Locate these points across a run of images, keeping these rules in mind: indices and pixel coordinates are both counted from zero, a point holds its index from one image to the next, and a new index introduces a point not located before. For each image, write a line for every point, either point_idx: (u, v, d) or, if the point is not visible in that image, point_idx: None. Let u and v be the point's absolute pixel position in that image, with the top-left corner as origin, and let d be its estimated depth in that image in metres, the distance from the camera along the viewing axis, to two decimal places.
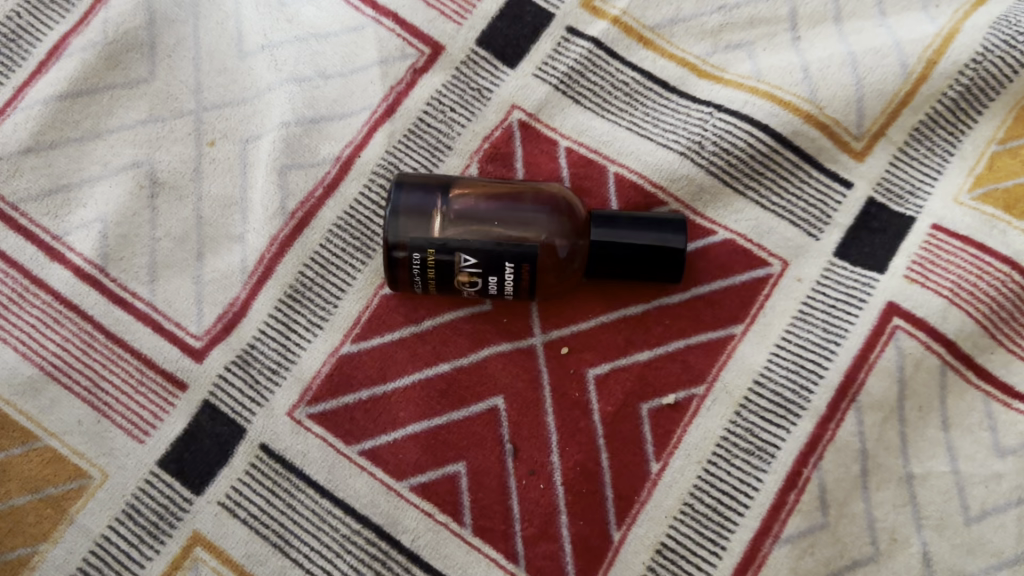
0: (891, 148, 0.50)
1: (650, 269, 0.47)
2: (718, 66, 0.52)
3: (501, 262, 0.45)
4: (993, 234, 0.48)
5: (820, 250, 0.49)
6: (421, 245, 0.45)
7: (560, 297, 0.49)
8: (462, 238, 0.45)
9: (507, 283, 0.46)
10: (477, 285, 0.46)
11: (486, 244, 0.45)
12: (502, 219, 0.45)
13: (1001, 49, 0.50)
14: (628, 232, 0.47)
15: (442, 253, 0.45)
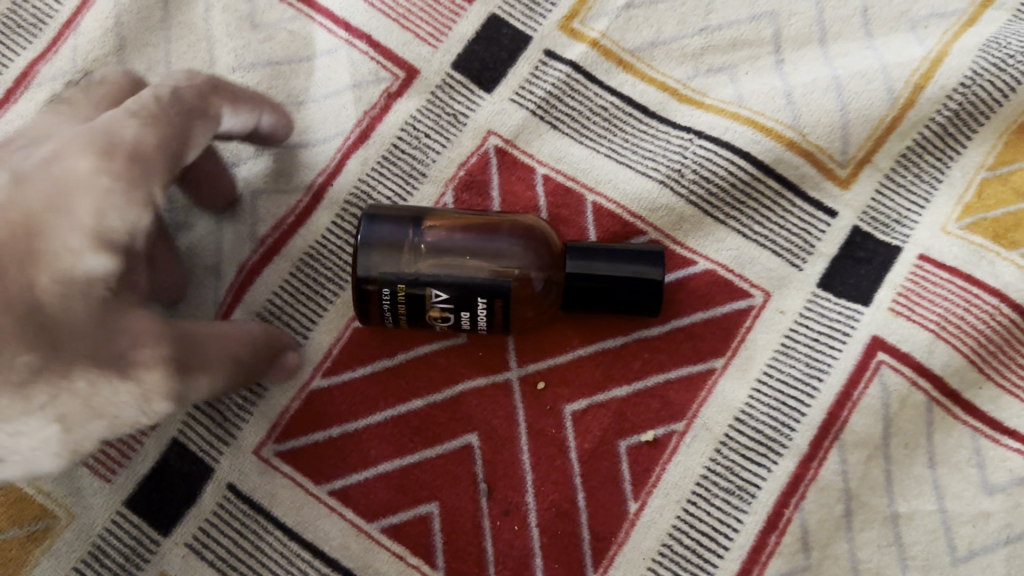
0: (877, 174, 0.49)
1: (628, 302, 0.46)
2: (699, 91, 0.50)
3: (473, 299, 0.44)
4: (981, 265, 0.47)
5: (803, 281, 0.48)
6: (390, 281, 0.44)
7: (536, 330, 0.47)
8: (434, 272, 0.44)
9: (479, 319, 0.45)
10: (449, 320, 0.45)
11: (457, 282, 0.43)
12: (475, 251, 0.44)
13: (990, 73, 0.49)
14: (605, 265, 0.45)
15: (413, 289, 0.44)
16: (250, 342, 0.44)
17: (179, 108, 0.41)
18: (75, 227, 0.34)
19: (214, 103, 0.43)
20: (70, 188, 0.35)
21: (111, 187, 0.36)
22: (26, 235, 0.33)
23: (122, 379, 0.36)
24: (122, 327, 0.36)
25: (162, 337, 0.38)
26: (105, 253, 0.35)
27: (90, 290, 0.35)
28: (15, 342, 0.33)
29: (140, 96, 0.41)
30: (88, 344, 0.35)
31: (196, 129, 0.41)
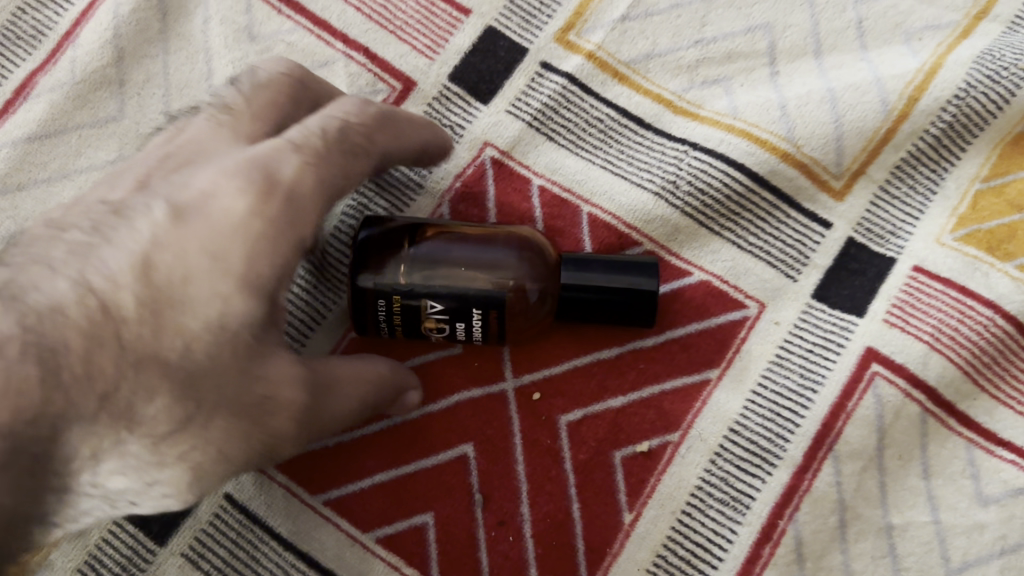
0: (872, 186, 0.49)
1: (621, 314, 0.46)
2: (694, 103, 0.51)
3: (468, 309, 0.44)
4: (975, 276, 0.47)
5: (797, 292, 0.48)
6: (385, 292, 0.44)
7: (533, 341, 0.47)
8: (428, 285, 0.44)
9: (475, 329, 0.45)
10: (444, 331, 0.45)
11: (452, 293, 0.44)
12: (469, 264, 0.44)
13: (984, 85, 0.49)
14: (599, 276, 0.45)
15: (408, 299, 0.44)
16: (386, 377, 0.44)
17: (337, 147, 0.41)
18: (223, 275, 0.37)
19: (376, 141, 0.44)
20: (227, 234, 0.37)
21: (260, 234, 0.38)
22: (183, 288, 0.36)
23: (252, 424, 0.37)
24: (259, 373, 0.37)
25: (292, 383, 0.38)
26: (247, 300, 0.37)
27: (229, 337, 0.36)
28: (164, 390, 0.35)
29: (308, 125, 0.42)
30: (228, 389, 0.36)
31: (358, 167, 0.42)
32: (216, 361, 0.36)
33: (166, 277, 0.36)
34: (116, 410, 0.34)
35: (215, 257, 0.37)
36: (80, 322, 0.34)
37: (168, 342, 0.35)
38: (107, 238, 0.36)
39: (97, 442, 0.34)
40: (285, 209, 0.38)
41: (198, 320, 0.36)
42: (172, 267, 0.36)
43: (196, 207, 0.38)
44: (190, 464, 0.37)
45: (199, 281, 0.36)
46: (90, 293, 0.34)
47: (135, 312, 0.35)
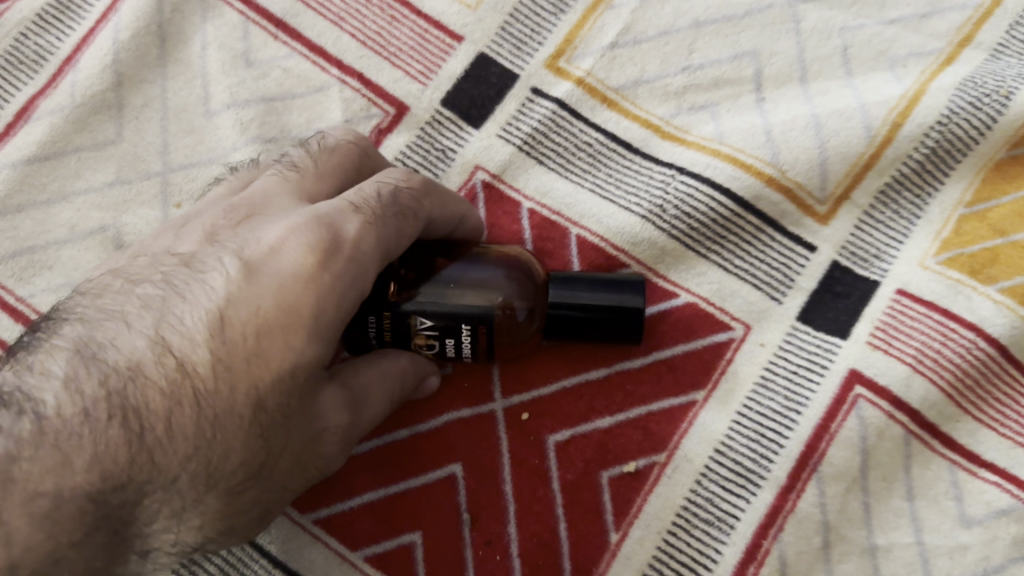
0: (856, 211, 0.50)
1: (608, 331, 0.46)
2: (681, 128, 0.52)
3: (458, 321, 0.42)
4: (958, 299, 0.48)
5: (783, 314, 0.48)
6: (376, 307, 0.42)
7: (517, 358, 0.47)
8: (419, 300, 0.42)
9: (465, 343, 0.43)
10: (434, 347, 0.44)
11: (443, 306, 0.42)
12: (461, 279, 0.43)
13: (966, 111, 0.50)
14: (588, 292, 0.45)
15: (398, 313, 0.42)
16: (414, 377, 0.45)
17: (397, 209, 0.41)
18: (295, 333, 0.37)
19: (425, 205, 0.43)
20: (293, 298, 0.37)
21: (321, 298, 0.38)
22: (255, 354, 0.37)
23: (308, 455, 0.40)
24: (313, 416, 0.39)
25: (339, 411, 0.40)
26: (318, 359, 0.38)
27: (296, 393, 0.38)
28: (238, 451, 0.37)
29: (365, 187, 0.42)
30: (292, 435, 0.38)
31: (408, 231, 0.41)
32: (284, 413, 0.37)
33: (240, 339, 0.37)
34: (197, 465, 0.36)
35: (285, 317, 0.37)
36: (161, 383, 0.36)
37: (244, 399, 0.37)
38: (180, 295, 0.38)
39: (177, 501, 0.37)
40: (349, 270, 0.38)
41: (269, 381, 0.37)
42: (240, 329, 0.37)
43: (266, 264, 0.38)
44: (259, 504, 0.40)
45: (271, 338, 0.37)
46: (167, 353, 0.37)
47: (209, 370, 0.36)
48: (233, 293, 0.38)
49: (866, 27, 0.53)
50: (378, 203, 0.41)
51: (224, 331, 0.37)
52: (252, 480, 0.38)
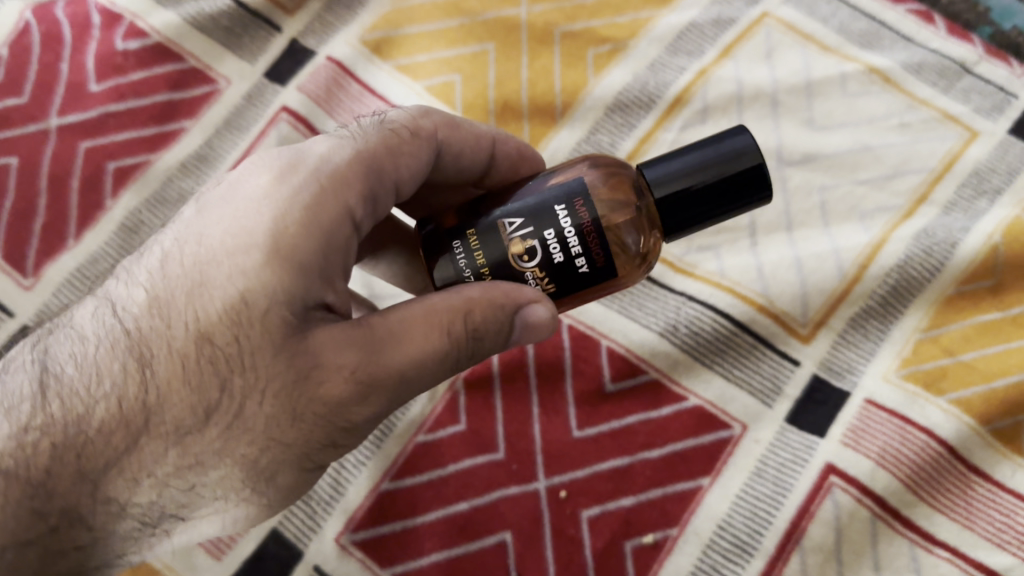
0: (832, 334, 0.62)
1: (727, 192, 0.44)
2: (690, 264, 0.65)
3: (552, 209, 0.42)
4: (915, 407, 0.59)
5: (773, 417, 0.60)
6: (454, 232, 0.44)
7: (637, 259, 0.44)
8: (502, 213, 0.43)
9: (569, 233, 0.42)
10: (536, 255, 0.42)
11: (531, 204, 0.43)
12: (537, 185, 0.44)
13: (921, 256, 0.63)
14: (680, 162, 0.44)
15: (486, 229, 0.43)
16: (490, 312, 0.42)
17: (381, 129, 0.47)
18: (247, 254, 0.41)
19: (424, 126, 0.50)
20: (245, 221, 0.42)
21: (277, 213, 0.42)
22: (205, 276, 0.42)
23: (300, 398, 0.41)
24: (302, 347, 0.41)
25: (343, 348, 0.41)
26: (272, 281, 0.41)
27: (255, 319, 0.41)
28: (178, 387, 0.42)
29: (351, 126, 0.48)
30: (265, 367, 0.41)
31: (407, 147, 0.48)
32: (241, 343, 0.41)
33: (181, 279, 0.42)
34: (140, 405, 0.42)
35: (238, 244, 0.42)
36: (107, 340, 0.43)
37: (185, 333, 0.42)
38: (139, 255, 0.45)
39: (112, 445, 0.42)
40: (308, 186, 0.43)
41: (214, 308, 0.41)
42: (183, 268, 0.43)
43: (224, 196, 0.44)
44: (238, 456, 0.42)
45: (216, 268, 0.42)
46: (108, 309, 0.44)
47: (147, 319, 0.42)
48: (186, 232, 0.44)
49: (840, 186, 0.66)
50: (360, 128, 0.48)
51: (163, 274, 0.43)
52: (207, 419, 0.42)
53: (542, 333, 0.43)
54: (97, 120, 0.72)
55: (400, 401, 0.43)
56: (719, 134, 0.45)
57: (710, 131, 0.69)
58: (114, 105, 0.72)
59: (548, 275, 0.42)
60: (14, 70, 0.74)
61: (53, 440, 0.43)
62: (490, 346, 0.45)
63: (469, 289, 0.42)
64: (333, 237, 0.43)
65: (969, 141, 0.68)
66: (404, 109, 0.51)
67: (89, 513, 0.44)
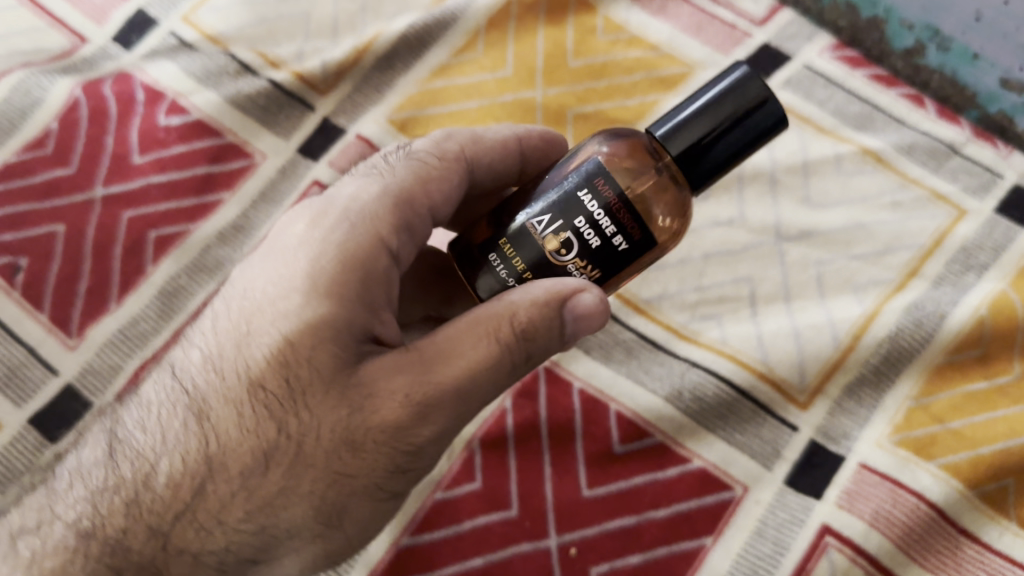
0: (828, 401, 0.66)
1: (747, 118, 0.46)
2: (694, 332, 0.69)
3: (576, 196, 0.46)
4: (906, 471, 0.63)
5: (772, 479, 0.64)
6: (488, 246, 0.48)
7: (670, 217, 0.47)
8: (528, 215, 0.47)
9: (598, 213, 0.45)
10: (573, 244, 0.45)
11: (555, 199, 0.46)
12: (558, 177, 0.48)
13: (911, 327, 0.67)
14: (689, 112, 0.46)
15: (517, 236, 0.47)
16: (536, 312, 0.45)
17: (405, 165, 0.52)
18: (289, 296, 0.46)
19: (448, 151, 0.55)
20: (286, 263, 0.47)
21: (315, 252, 0.47)
22: (253, 322, 0.46)
23: (357, 428, 0.45)
24: (353, 378, 0.45)
25: (393, 374, 0.45)
26: (316, 316, 0.45)
27: (302, 357, 0.45)
28: (237, 433, 0.46)
29: (376, 166, 0.53)
30: (319, 402, 0.45)
31: (437, 178, 0.53)
32: (292, 382, 0.45)
33: (231, 334, 0.47)
34: (202, 457, 0.46)
35: (279, 289, 0.46)
36: (173, 405, 0.48)
37: (238, 381, 0.46)
38: (192, 327, 0.50)
39: (179, 501, 0.46)
40: (340, 223, 0.48)
41: (263, 354, 0.46)
42: (232, 323, 0.47)
43: (268, 246, 0.49)
44: (306, 497, 0.46)
45: (260, 317, 0.46)
46: (171, 377, 0.49)
47: (205, 380, 0.47)
48: (232, 291, 0.49)
49: (835, 261, 0.71)
50: (389, 165, 0.53)
51: (214, 332, 0.48)
52: (268, 460, 0.46)
53: (593, 323, 0.46)
54: (139, 191, 0.77)
55: (460, 418, 0.46)
56: (719, 77, 0.47)
57: (712, 207, 0.73)
58: (156, 176, 0.77)
59: (589, 261, 0.46)
60: (62, 142, 0.79)
61: (126, 498, 0.47)
62: (546, 347, 0.48)
63: (507, 300, 0.45)
64: (370, 272, 0.47)
65: (958, 219, 0.72)
66: (428, 138, 0.56)
67: (163, 565, 0.47)
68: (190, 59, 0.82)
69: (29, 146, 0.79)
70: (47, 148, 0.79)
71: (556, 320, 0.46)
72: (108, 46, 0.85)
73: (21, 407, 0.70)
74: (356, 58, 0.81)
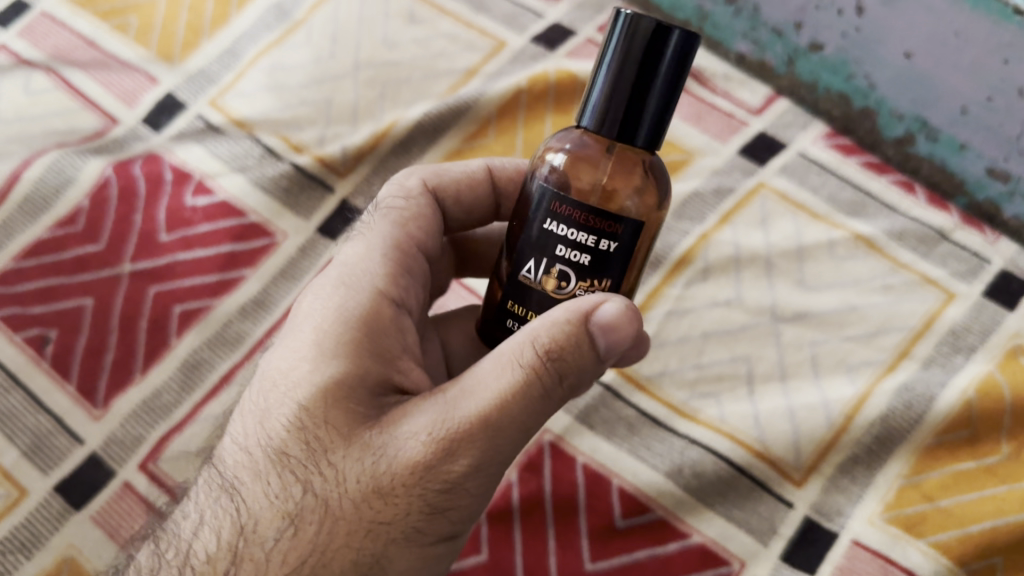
0: (823, 479, 0.68)
1: (651, 63, 0.46)
2: (694, 410, 0.72)
3: (542, 229, 0.47)
4: (897, 549, 0.65)
5: (769, 555, 0.66)
6: (502, 314, 0.51)
7: (646, 191, 0.48)
8: (520, 268, 0.49)
9: (573, 236, 0.47)
10: (569, 273, 0.47)
11: (533, 239, 0.48)
12: (521, 214, 0.49)
13: (901, 407, 0.70)
14: (601, 91, 0.48)
15: (522, 296, 0.49)
16: (555, 331, 0.45)
17: (382, 215, 0.60)
18: (302, 364, 0.48)
19: (418, 193, 0.62)
20: (297, 335, 0.50)
21: (322, 317, 0.50)
22: (272, 392, 0.48)
23: (382, 474, 0.44)
24: (374, 427, 0.45)
25: (414, 417, 0.45)
26: (330, 375, 0.47)
27: (318, 416, 0.46)
28: (267, 499, 0.46)
29: (361, 224, 0.61)
30: (342, 453, 0.45)
31: (415, 220, 0.60)
32: (311, 443, 0.46)
33: (254, 411, 0.49)
34: (237, 530, 0.47)
35: (295, 359, 0.48)
36: (212, 495, 0.49)
37: (263, 452, 0.47)
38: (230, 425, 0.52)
39: None
40: (335, 284, 0.53)
41: (283, 422, 0.47)
42: (256, 402, 0.49)
43: (286, 330, 0.51)
44: (341, 553, 0.45)
45: (278, 390, 0.48)
46: (212, 470, 0.51)
47: (238, 461, 0.48)
48: (257, 378, 0.51)
49: (829, 342, 0.74)
50: (371, 224, 0.60)
51: (242, 421, 0.50)
52: (298, 520, 0.45)
53: (624, 332, 0.45)
54: (165, 267, 0.81)
55: (496, 449, 0.45)
56: (609, 34, 0.47)
57: (711, 288, 0.77)
58: (182, 253, 0.81)
59: (586, 277, 0.47)
60: (92, 220, 0.83)
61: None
62: (583, 366, 0.46)
63: (527, 329, 0.46)
64: (376, 330, 0.50)
65: (947, 302, 0.76)
66: (393, 182, 0.64)
67: None
68: (216, 142, 0.87)
69: (61, 222, 0.83)
70: (78, 225, 0.83)
71: (581, 335, 0.45)
72: (138, 127, 0.90)
73: (47, 475, 0.72)
74: (374, 143, 0.87)
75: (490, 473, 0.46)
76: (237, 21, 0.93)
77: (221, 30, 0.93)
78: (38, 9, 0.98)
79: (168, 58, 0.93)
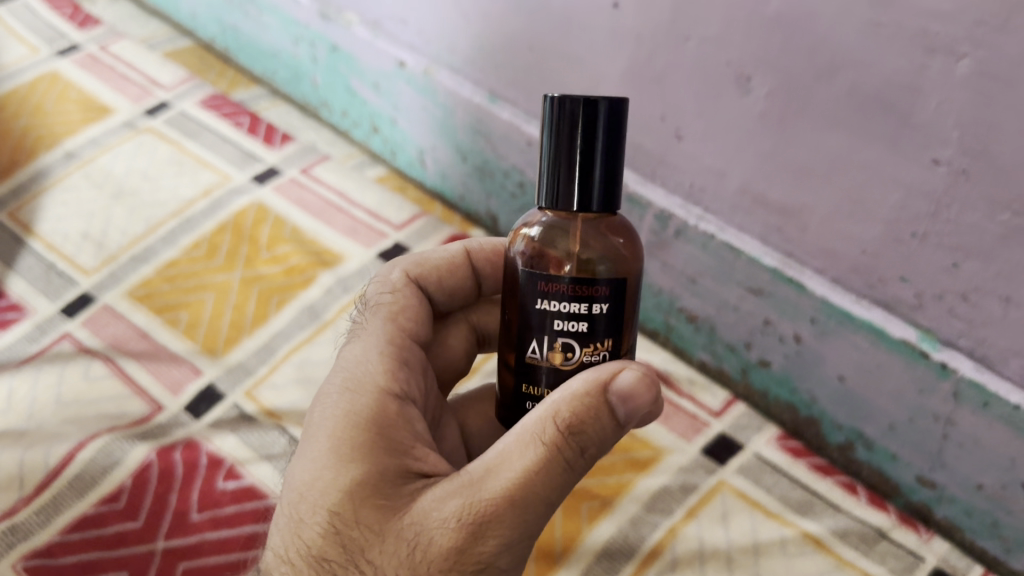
0: None
1: (588, 126, 0.61)
2: None
3: (536, 308, 0.61)
4: None
5: None
6: (519, 398, 0.63)
7: (616, 253, 0.62)
8: (524, 348, 0.62)
9: (560, 307, 0.60)
10: (570, 342, 0.60)
11: (527, 317, 0.61)
12: (515, 301, 0.63)
13: None
14: (556, 163, 0.62)
15: (530, 373, 0.62)
16: (572, 407, 0.56)
17: (377, 323, 0.73)
18: (326, 472, 0.58)
19: (402, 292, 0.78)
20: (312, 443, 0.60)
21: (331, 424, 0.60)
22: (299, 505, 0.58)
23: (418, 563, 0.53)
24: (403, 521, 0.55)
25: (440, 507, 0.54)
26: (350, 480, 0.57)
27: (349, 519, 0.56)
28: None
29: (356, 322, 0.76)
30: (377, 550, 0.55)
31: (402, 318, 0.75)
32: (347, 545, 0.55)
33: (287, 524, 0.59)
34: None
35: (316, 470, 0.58)
36: None
37: (304, 561, 0.57)
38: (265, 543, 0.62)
39: None
40: (340, 390, 0.64)
41: (317, 531, 0.57)
42: (286, 514, 0.59)
43: (300, 443, 0.62)
44: None
45: (305, 502, 0.58)
46: None
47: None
48: (283, 489, 0.61)
49: None
50: (367, 330, 0.73)
51: (277, 532, 0.60)
52: None
53: (639, 397, 0.57)
54: (193, 545, 0.90)
55: (523, 526, 0.54)
56: (549, 120, 0.62)
57: None
58: (210, 532, 0.91)
59: (582, 341, 0.60)
60: (133, 498, 0.93)
61: None
62: (600, 436, 0.57)
63: (549, 408, 0.56)
64: (384, 428, 0.60)
65: None
66: (380, 286, 0.80)
67: None
68: (248, 431, 1.01)
69: (104, 499, 0.93)
70: (119, 502, 0.93)
71: (600, 405, 0.57)
72: (180, 413, 1.03)
73: None
74: None
75: (518, 547, 0.55)
76: (275, 321, 1.11)
77: (260, 328, 1.11)
78: (101, 304, 1.14)
79: (212, 352, 1.09)
